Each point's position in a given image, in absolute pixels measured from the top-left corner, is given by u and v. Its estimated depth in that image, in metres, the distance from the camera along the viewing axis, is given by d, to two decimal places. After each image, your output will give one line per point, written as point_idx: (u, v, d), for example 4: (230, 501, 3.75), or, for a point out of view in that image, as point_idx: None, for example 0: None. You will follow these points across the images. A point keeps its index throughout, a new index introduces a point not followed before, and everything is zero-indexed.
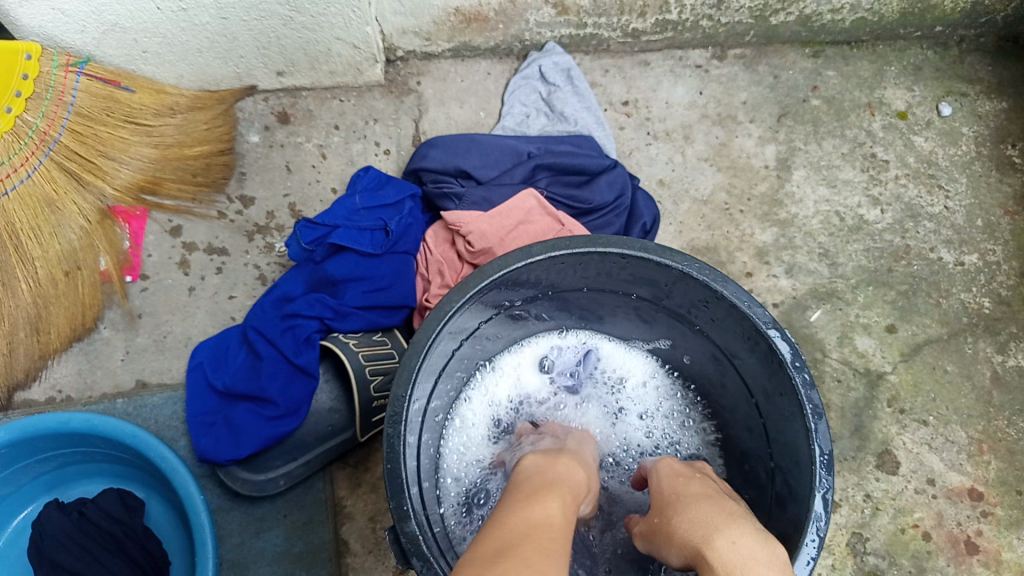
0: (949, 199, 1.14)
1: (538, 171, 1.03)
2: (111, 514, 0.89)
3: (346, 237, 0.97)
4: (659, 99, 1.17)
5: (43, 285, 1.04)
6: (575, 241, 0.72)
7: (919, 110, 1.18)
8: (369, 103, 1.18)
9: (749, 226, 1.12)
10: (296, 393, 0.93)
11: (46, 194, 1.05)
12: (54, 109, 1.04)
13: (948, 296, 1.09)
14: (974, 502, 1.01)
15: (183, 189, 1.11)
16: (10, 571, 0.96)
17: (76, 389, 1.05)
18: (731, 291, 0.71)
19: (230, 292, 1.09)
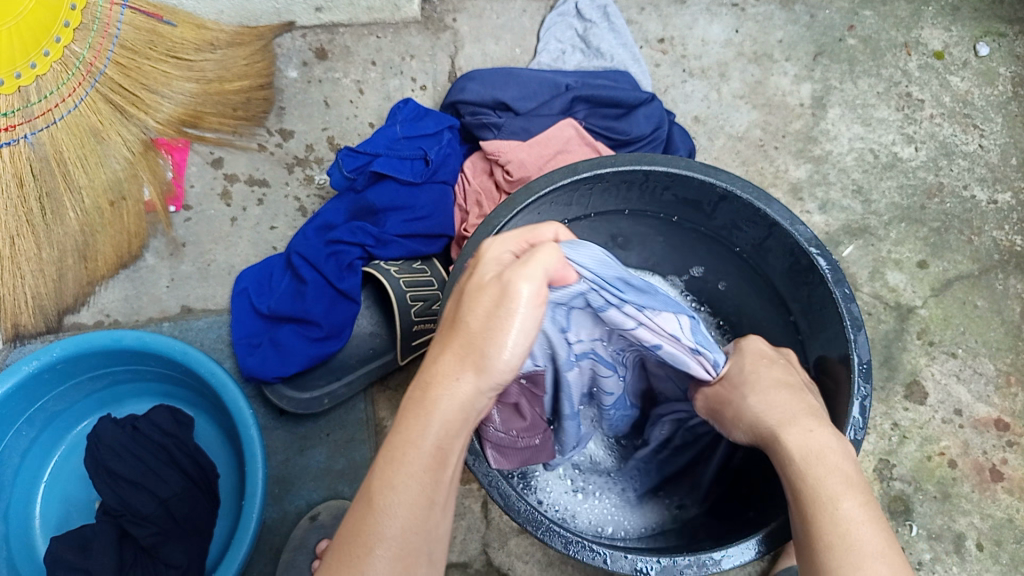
0: (983, 138, 1.14)
1: (576, 104, 1.05)
2: (163, 427, 0.95)
3: (387, 166, 0.99)
4: (694, 37, 1.18)
5: (90, 214, 1.06)
6: (620, 160, 0.74)
7: (956, 50, 1.18)
8: (406, 39, 1.20)
9: (783, 162, 1.13)
10: (339, 316, 0.96)
11: (91, 125, 1.05)
12: (100, 40, 1.03)
13: (980, 233, 1.10)
14: (999, 432, 1.03)
15: (224, 123, 1.13)
16: (65, 483, 1.01)
17: (123, 313, 1.09)
18: (774, 210, 0.73)
19: (271, 223, 1.12)
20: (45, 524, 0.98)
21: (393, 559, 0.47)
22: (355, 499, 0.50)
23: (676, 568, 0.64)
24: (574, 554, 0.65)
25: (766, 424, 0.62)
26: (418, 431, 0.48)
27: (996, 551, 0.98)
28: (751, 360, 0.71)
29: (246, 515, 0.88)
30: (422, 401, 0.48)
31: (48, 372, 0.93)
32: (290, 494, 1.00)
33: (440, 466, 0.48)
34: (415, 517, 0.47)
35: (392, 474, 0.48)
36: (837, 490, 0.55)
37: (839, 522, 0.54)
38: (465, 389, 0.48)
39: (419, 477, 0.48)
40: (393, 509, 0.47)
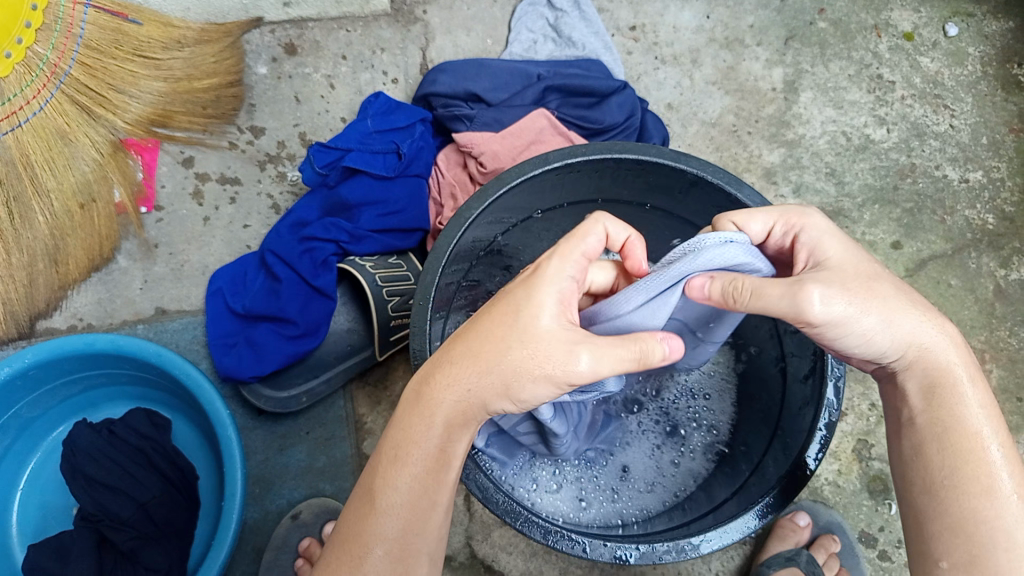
0: (954, 118, 1.15)
1: (549, 93, 1.04)
2: (140, 430, 0.94)
3: (359, 161, 0.98)
4: (666, 24, 1.17)
5: (59, 218, 1.04)
6: (591, 149, 0.74)
7: (925, 31, 1.18)
8: (376, 32, 1.19)
9: (757, 147, 1.13)
10: (315, 314, 0.95)
11: (58, 127, 1.04)
12: (64, 41, 1.02)
13: (952, 212, 1.11)
14: None
15: (194, 121, 1.11)
16: (42, 490, 1.00)
17: (97, 317, 1.08)
18: (746, 195, 0.73)
19: (244, 221, 1.11)
20: (22, 532, 0.97)
21: (386, 553, 0.55)
22: (359, 495, 0.58)
23: (655, 554, 0.65)
24: (553, 543, 0.65)
25: (884, 312, 0.55)
26: (417, 433, 0.56)
27: None
28: (844, 237, 0.59)
29: (227, 514, 0.87)
30: (421, 404, 0.57)
31: (20, 379, 0.91)
32: (271, 494, 1.00)
33: (440, 466, 0.56)
34: (404, 526, 0.55)
35: (393, 474, 0.56)
36: (982, 430, 0.54)
37: (988, 466, 0.53)
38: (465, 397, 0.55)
39: (420, 475, 0.56)
40: (393, 507, 0.55)
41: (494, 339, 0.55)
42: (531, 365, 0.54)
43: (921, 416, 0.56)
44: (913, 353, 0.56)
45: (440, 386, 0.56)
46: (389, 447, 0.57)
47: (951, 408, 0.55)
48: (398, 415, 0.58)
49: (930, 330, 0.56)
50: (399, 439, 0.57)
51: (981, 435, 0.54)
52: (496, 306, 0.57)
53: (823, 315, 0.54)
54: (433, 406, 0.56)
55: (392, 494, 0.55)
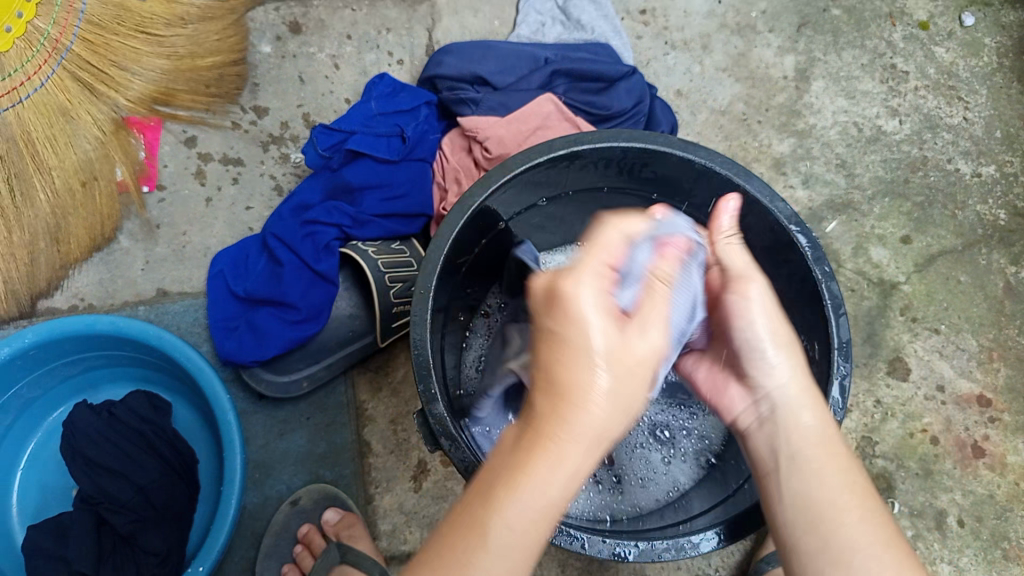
0: (968, 110, 1.13)
1: (555, 78, 1.03)
2: (140, 413, 0.94)
3: (363, 144, 0.98)
4: (677, 8, 1.15)
5: (61, 196, 1.04)
6: (598, 136, 0.72)
7: (941, 20, 1.16)
8: (382, 12, 1.17)
9: (767, 136, 1.12)
10: (317, 299, 0.95)
11: (59, 104, 1.03)
12: (65, 16, 1.02)
13: (963, 207, 1.09)
14: (982, 408, 1.03)
15: (196, 99, 1.10)
16: (42, 470, 1.00)
17: (98, 297, 1.07)
18: (753, 186, 0.72)
19: (247, 203, 1.10)
20: (23, 511, 0.98)
21: (494, 567, 0.45)
22: (472, 512, 0.46)
23: (654, 552, 0.65)
24: (551, 539, 0.64)
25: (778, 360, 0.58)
26: (539, 472, 0.45)
27: (977, 527, 0.99)
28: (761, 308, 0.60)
29: (225, 500, 0.87)
30: (561, 414, 0.45)
31: (20, 359, 0.91)
32: (271, 479, 1.00)
33: (550, 512, 0.46)
34: (539, 522, 0.45)
35: (514, 489, 0.45)
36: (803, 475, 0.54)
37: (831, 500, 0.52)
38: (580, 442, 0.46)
39: (540, 513, 0.45)
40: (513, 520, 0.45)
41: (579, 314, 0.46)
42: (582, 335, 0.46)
43: (793, 461, 0.55)
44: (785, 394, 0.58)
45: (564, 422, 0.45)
46: (525, 473, 0.45)
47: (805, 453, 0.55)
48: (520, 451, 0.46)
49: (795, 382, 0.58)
50: (502, 474, 0.46)
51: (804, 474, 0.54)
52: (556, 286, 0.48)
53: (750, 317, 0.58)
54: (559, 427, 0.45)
55: (519, 515, 0.45)
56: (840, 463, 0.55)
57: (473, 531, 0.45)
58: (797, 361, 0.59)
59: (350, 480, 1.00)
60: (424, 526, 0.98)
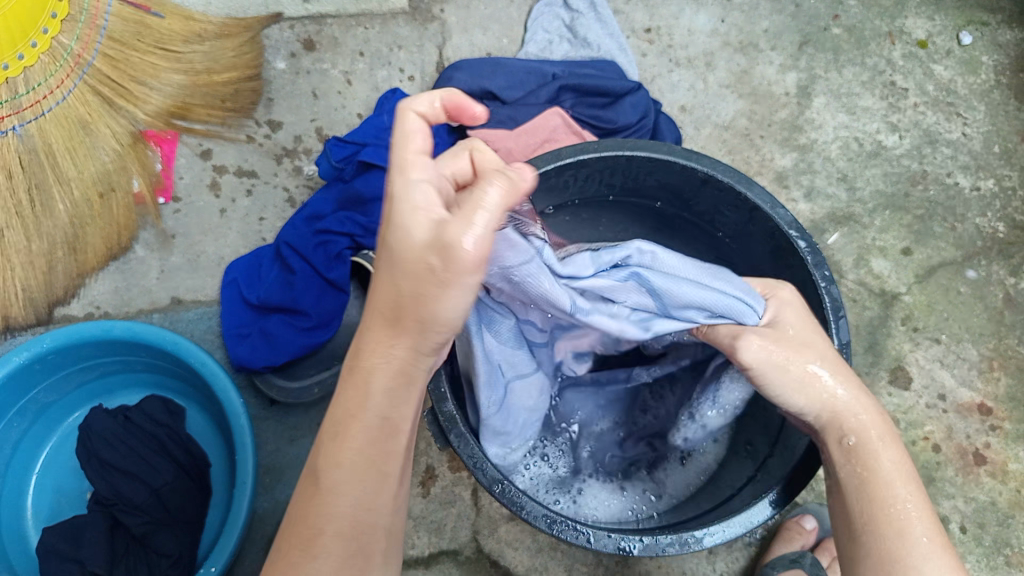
0: (967, 126, 1.15)
1: (563, 93, 1.06)
2: (155, 417, 0.97)
3: (375, 156, 1.00)
4: (681, 27, 1.19)
5: (79, 207, 1.07)
6: (603, 147, 0.75)
7: (939, 39, 1.19)
8: (394, 30, 1.20)
9: (769, 151, 1.14)
10: (328, 306, 0.97)
11: (80, 117, 1.06)
12: (88, 32, 1.05)
13: (963, 220, 1.11)
14: (982, 416, 1.04)
15: (212, 114, 1.13)
16: (58, 474, 1.01)
17: (113, 305, 1.09)
18: (755, 194, 0.74)
19: (260, 214, 1.12)
20: (36, 516, 0.99)
21: (339, 534, 0.49)
22: (303, 482, 0.51)
23: (658, 547, 0.65)
24: (558, 533, 0.65)
25: (804, 379, 0.62)
26: (355, 404, 0.50)
27: (979, 533, 1.00)
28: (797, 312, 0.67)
29: (237, 502, 0.88)
30: (355, 373, 0.50)
31: (38, 364, 0.93)
32: (281, 484, 1.01)
33: (386, 435, 0.50)
34: (363, 482, 0.49)
35: (337, 450, 0.50)
36: (896, 481, 0.59)
37: (899, 518, 0.58)
38: (396, 353, 0.49)
39: (364, 449, 0.50)
40: (341, 486, 0.49)
41: (404, 296, 0.47)
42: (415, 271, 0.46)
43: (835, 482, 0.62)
44: (861, 421, 0.62)
45: (368, 355, 0.50)
46: (354, 417, 0.50)
47: (867, 465, 0.60)
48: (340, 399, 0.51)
49: (870, 431, 0.62)
50: (345, 426, 0.50)
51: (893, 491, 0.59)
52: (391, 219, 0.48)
53: (756, 362, 0.63)
54: (363, 392, 0.50)
55: (349, 498, 0.49)
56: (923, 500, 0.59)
57: (316, 502, 0.49)
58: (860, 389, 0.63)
59: None
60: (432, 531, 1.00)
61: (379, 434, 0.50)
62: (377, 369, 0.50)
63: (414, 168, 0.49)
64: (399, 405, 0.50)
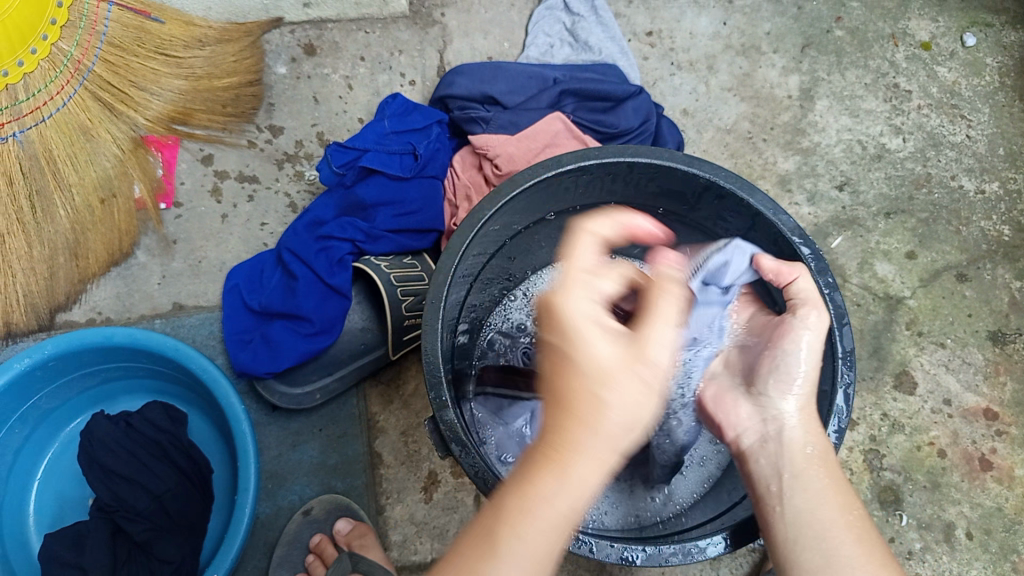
0: (971, 128, 1.15)
1: (564, 97, 1.05)
2: (156, 423, 0.96)
3: (376, 161, 1.00)
4: (683, 30, 1.18)
5: (81, 212, 1.06)
6: (605, 152, 0.74)
7: (943, 41, 1.18)
8: (395, 34, 1.20)
9: (772, 154, 1.13)
10: (331, 312, 0.96)
11: (81, 123, 1.06)
12: (88, 38, 1.05)
13: (967, 223, 1.11)
14: (988, 422, 1.03)
15: (213, 119, 1.13)
16: (60, 480, 1.01)
17: (115, 310, 1.09)
18: (757, 200, 0.73)
19: (262, 220, 1.12)
20: (39, 521, 0.99)
21: None
22: (474, 540, 0.49)
23: (662, 556, 0.65)
24: (560, 543, 0.65)
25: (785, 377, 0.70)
26: (550, 490, 0.48)
27: (986, 539, 0.99)
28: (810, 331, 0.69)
29: (240, 509, 0.88)
30: (556, 458, 0.48)
31: (39, 370, 0.93)
32: (283, 489, 1.01)
33: (567, 524, 0.48)
34: (550, 540, 0.48)
35: (521, 523, 0.48)
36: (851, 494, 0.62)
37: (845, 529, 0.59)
38: (613, 427, 0.49)
39: (552, 525, 0.48)
40: (519, 554, 0.47)
41: (568, 363, 0.51)
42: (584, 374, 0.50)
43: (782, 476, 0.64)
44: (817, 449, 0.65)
45: (578, 424, 0.49)
46: (527, 490, 0.48)
47: (834, 477, 0.63)
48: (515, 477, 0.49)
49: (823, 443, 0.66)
50: (510, 494, 0.49)
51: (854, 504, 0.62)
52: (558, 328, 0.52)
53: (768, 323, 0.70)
54: (573, 448, 0.48)
55: (523, 553, 0.47)
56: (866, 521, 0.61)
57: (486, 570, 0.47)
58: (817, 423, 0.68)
59: (362, 490, 1.01)
60: (435, 537, 0.99)
61: (540, 504, 0.48)
62: (609, 432, 0.49)
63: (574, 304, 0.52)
64: (556, 473, 0.48)
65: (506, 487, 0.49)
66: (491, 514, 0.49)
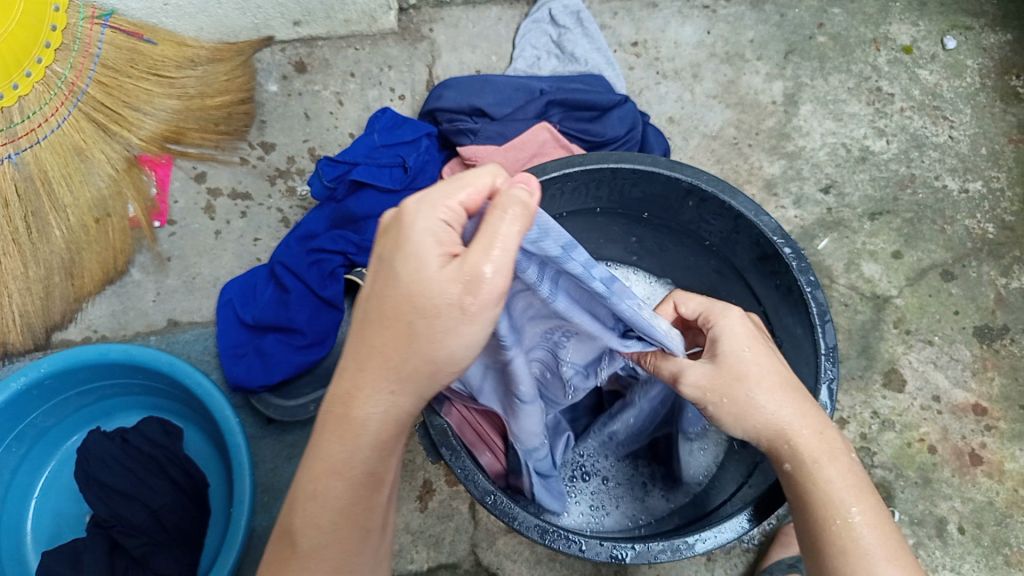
0: (954, 129, 1.16)
1: (551, 108, 1.07)
2: (152, 439, 0.97)
3: (366, 174, 1.01)
4: (667, 40, 1.20)
5: (75, 232, 1.08)
6: (587, 160, 0.76)
7: (924, 44, 1.20)
8: (384, 50, 1.22)
9: (758, 159, 1.15)
10: (323, 324, 0.98)
11: (75, 144, 1.07)
12: (82, 60, 1.04)
13: (952, 222, 1.12)
14: (978, 417, 1.04)
15: (206, 137, 1.15)
16: (58, 497, 1.02)
17: (110, 328, 1.10)
18: (739, 202, 0.75)
19: (254, 235, 1.13)
20: (37, 539, 0.99)
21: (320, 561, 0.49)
22: (294, 491, 0.50)
23: (651, 553, 0.66)
24: (551, 543, 0.66)
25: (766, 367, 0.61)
26: (335, 456, 0.47)
27: (978, 533, 0.99)
28: (743, 333, 0.63)
29: (235, 521, 0.89)
30: (347, 416, 0.47)
31: (36, 389, 0.94)
32: (279, 502, 1.01)
33: (369, 474, 0.48)
34: (345, 495, 0.48)
35: (315, 485, 0.48)
36: (841, 503, 0.55)
37: (845, 531, 0.54)
38: (391, 383, 0.46)
39: (345, 485, 0.48)
40: (324, 517, 0.48)
41: (396, 315, 0.45)
42: (406, 322, 0.45)
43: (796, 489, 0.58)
44: (768, 418, 0.59)
45: (359, 398, 0.46)
46: (326, 462, 0.48)
47: (816, 484, 0.56)
48: (319, 430, 0.49)
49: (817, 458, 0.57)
50: (325, 445, 0.48)
51: (819, 504, 0.56)
52: (391, 240, 0.46)
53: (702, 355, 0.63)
54: (359, 414, 0.47)
55: (318, 500, 0.48)
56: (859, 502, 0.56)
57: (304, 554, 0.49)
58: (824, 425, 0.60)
59: None
60: (430, 545, 0.99)
61: (349, 483, 0.48)
62: (390, 390, 0.46)
63: (421, 257, 0.44)
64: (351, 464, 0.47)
65: (322, 437, 0.48)
66: (303, 483, 0.49)
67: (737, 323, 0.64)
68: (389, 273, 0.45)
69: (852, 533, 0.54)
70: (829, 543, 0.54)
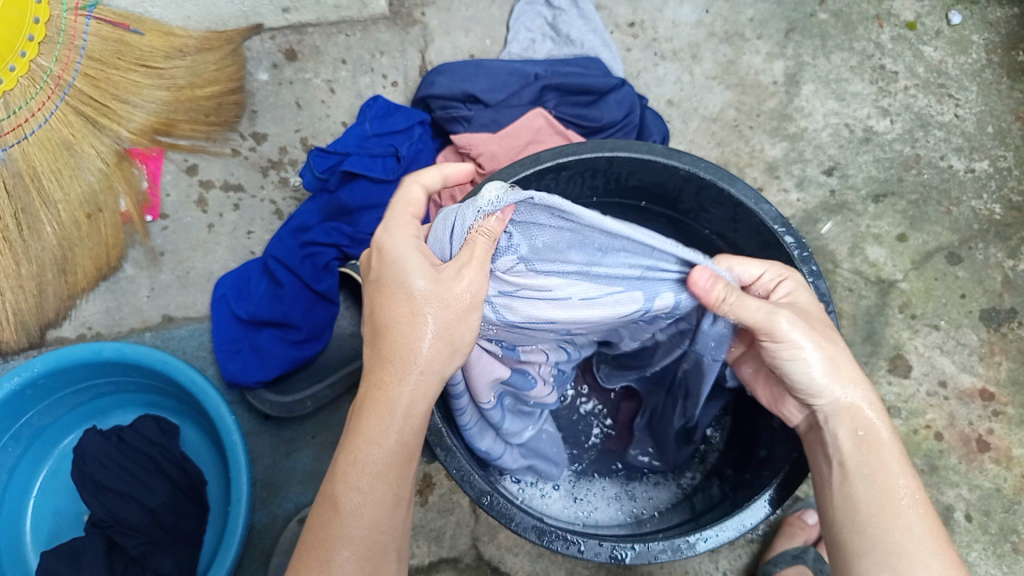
0: (959, 108, 1.13)
1: (546, 92, 1.05)
2: (149, 438, 0.96)
3: (358, 164, 0.99)
4: (665, 19, 1.17)
5: (67, 228, 1.05)
6: (582, 148, 0.74)
7: (929, 20, 1.16)
8: (375, 36, 1.19)
9: (759, 141, 1.13)
10: (318, 317, 0.98)
11: (64, 138, 1.05)
12: (68, 52, 1.02)
13: (958, 203, 1.10)
14: (985, 402, 1.03)
15: (196, 129, 1.12)
16: (57, 495, 1.01)
17: (105, 325, 1.09)
18: (738, 189, 0.73)
19: (248, 228, 1.12)
20: (36, 538, 0.99)
21: (356, 553, 0.56)
22: (322, 502, 0.58)
23: (650, 553, 0.65)
24: (548, 544, 0.65)
25: (832, 366, 0.64)
26: (377, 432, 0.58)
27: (985, 521, 0.99)
28: (808, 316, 0.66)
29: (234, 519, 0.88)
30: (381, 401, 0.59)
31: (30, 388, 0.93)
32: (278, 497, 1.01)
33: (404, 458, 0.58)
34: (380, 480, 0.57)
35: (356, 476, 0.57)
36: (899, 508, 0.60)
37: (906, 534, 0.59)
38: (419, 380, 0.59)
39: (382, 471, 0.57)
40: (359, 509, 0.56)
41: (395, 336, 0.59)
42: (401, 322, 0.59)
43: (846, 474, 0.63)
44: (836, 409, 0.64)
45: (393, 385, 0.59)
46: (378, 443, 0.58)
47: (885, 485, 0.61)
48: (353, 422, 0.60)
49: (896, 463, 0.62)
50: (371, 428, 0.58)
51: (893, 503, 0.60)
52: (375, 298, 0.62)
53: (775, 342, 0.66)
54: (394, 398, 0.59)
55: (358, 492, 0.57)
56: (921, 510, 0.60)
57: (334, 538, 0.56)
58: (880, 410, 0.65)
59: None
60: (431, 540, 0.99)
61: (393, 466, 0.58)
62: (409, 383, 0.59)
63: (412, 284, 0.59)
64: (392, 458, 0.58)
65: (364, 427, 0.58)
66: (349, 472, 0.57)
67: (801, 305, 0.67)
68: (391, 307, 0.60)
69: (908, 535, 0.59)
70: (883, 541, 0.59)
